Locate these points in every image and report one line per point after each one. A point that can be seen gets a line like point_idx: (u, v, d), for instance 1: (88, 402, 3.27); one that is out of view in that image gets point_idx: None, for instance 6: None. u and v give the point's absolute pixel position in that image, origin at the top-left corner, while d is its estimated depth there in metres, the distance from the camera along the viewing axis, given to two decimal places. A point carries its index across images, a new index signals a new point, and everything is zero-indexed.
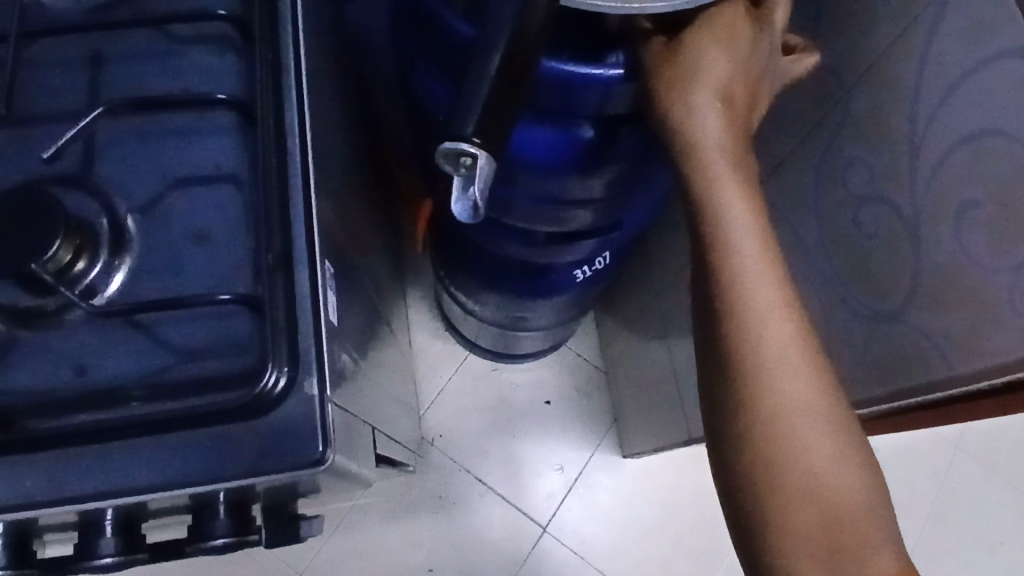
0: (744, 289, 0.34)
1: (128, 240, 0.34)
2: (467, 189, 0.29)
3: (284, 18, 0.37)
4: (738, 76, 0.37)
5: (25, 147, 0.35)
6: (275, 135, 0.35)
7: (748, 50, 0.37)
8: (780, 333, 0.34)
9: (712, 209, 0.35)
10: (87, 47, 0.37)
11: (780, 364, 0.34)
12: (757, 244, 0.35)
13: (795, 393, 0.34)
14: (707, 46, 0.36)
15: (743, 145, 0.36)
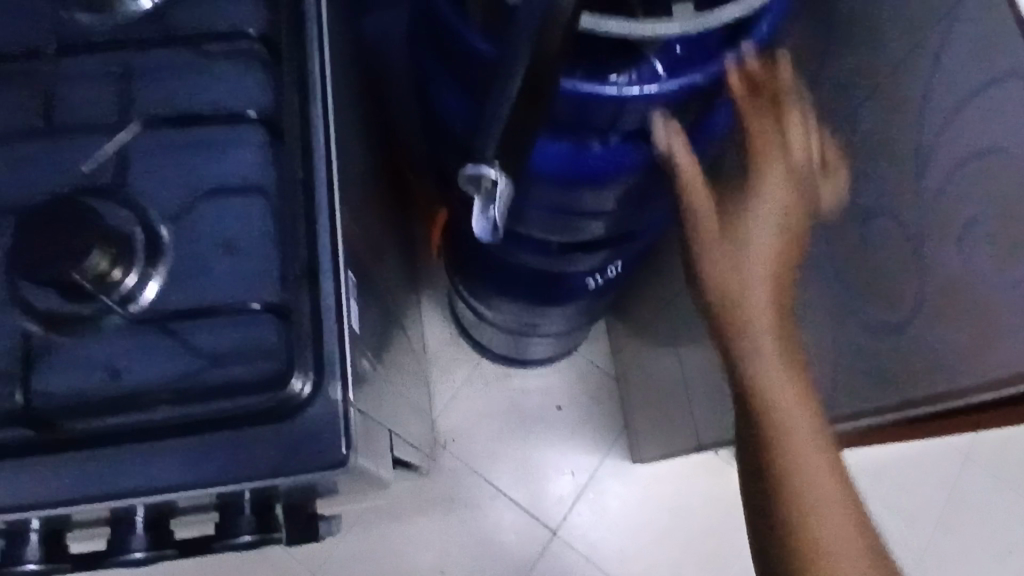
0: (780, 411, 0.38)
1: (163, 249, 0.36)
2: (488, 210, 0.41)
3: (311, 37, 0.39)
4: (784, 222, 0.42)
5: (62, 158, 0.37)
6: (301, 149, 0.37)
7: (789, 190, 0.42)
8: (813, 454, 0.38)
9: (753, 340, 0.40)
10: (121, 61, 0.39)
11: (814, 483, 0.37)
12: (790, 374, 0.39)
13: (827, 510, 0.37)
14: (759, 197, 0.42)
15: (784, 287, 0.41)
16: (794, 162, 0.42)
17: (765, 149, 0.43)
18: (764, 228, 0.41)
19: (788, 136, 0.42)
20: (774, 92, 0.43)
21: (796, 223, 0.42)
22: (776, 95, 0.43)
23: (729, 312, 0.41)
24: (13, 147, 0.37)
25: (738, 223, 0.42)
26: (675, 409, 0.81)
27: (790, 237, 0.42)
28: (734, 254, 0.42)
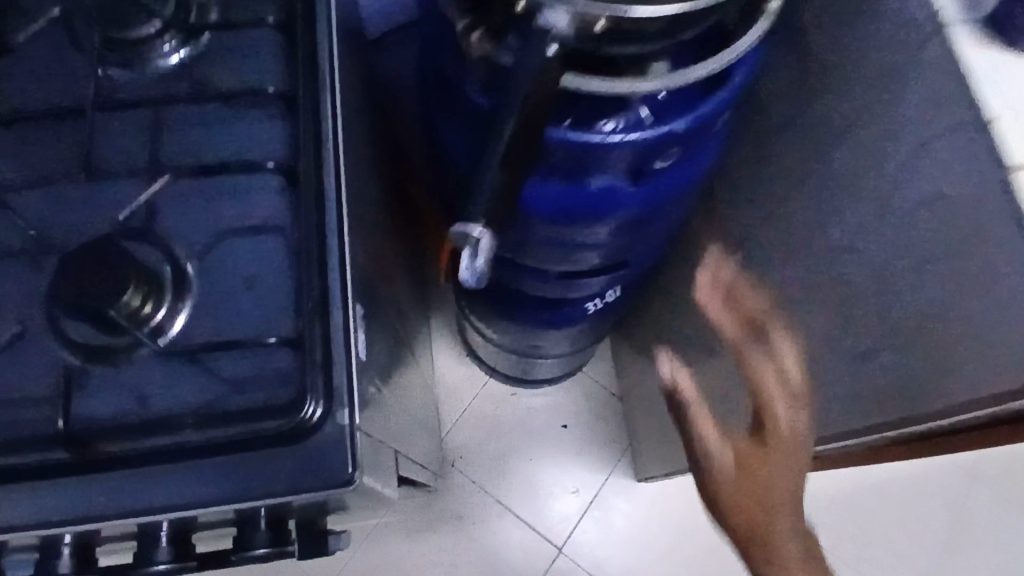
0: None
1: (188, 285, 0.39)
2: (473, 260, 0.36)
3: (323, 90, 0.43)
4: (793, 419, 0.46)
5: (97, 202, 0.41)
6: (314, 193, 0.41)
7: (786, 389, 0.47)
8: None
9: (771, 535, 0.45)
10: (152, 113, 0.43)
11: None
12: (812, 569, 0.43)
13: None
14: (769, 404, 0.46)
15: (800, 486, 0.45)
16: (778, 362, 0.48)
17: (755, 356, 0.48)
18: (783, 429, 0.45)
19: (775, 349, 0.49)
20: (761, 332, 0.50)
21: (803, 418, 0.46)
22: (756, 329, 0.50)
23: (744, 512, 0.46)
24: (54, 192, 0.41)
25: (755, 467, 0.46)
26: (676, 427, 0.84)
27: (805, 438, 0.45)
28: (750, 454, 0.46)
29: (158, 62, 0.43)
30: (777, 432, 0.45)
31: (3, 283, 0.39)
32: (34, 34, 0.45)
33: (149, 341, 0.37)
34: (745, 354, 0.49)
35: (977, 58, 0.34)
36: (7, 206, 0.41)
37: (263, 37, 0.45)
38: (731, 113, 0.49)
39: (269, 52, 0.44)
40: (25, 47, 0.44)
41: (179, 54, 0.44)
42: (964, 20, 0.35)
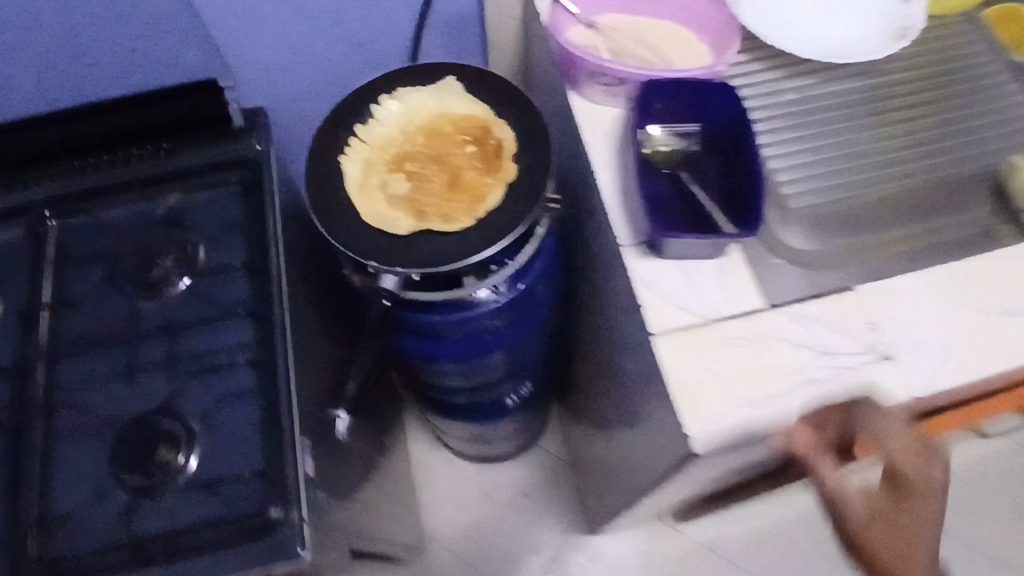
0: None
1: (198, 439, 0.61)
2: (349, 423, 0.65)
3: (275, 297, 0.66)
4: (905, 451, 0.46)
5: (138, 390, 0.64)
6: (271, 368, 0.63)
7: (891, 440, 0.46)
8: None
9: None
10: (168, 327, 0.67)
11: None
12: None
13: None
14: (876, 429, 0.47)
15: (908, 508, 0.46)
16: (875, 439, 0.47)
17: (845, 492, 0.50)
18: (924, 483, 0.45)
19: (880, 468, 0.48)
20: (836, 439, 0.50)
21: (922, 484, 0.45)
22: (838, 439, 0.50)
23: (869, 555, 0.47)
24: (109, 386, 0.64)
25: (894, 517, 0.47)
26: (608, 478, 1.04)
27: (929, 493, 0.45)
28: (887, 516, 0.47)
29: (172, 291, 0.68)
30: (883, 523, 0.47)
31: (82, 451, 0.62)
32: (90, 281, 0.69)
33: (177, 477, 0.60)
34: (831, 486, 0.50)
35: (639, 263, 0.54)
36: (80, 398, 0.64)
37: (236, 269, 0.68)
38: (555, 274, 0.71)
39: (240, 278, 0.68)
40: (84, 292, 0.68)
41: (186, 283, 0.68)
42: (632, 245, 0.55)
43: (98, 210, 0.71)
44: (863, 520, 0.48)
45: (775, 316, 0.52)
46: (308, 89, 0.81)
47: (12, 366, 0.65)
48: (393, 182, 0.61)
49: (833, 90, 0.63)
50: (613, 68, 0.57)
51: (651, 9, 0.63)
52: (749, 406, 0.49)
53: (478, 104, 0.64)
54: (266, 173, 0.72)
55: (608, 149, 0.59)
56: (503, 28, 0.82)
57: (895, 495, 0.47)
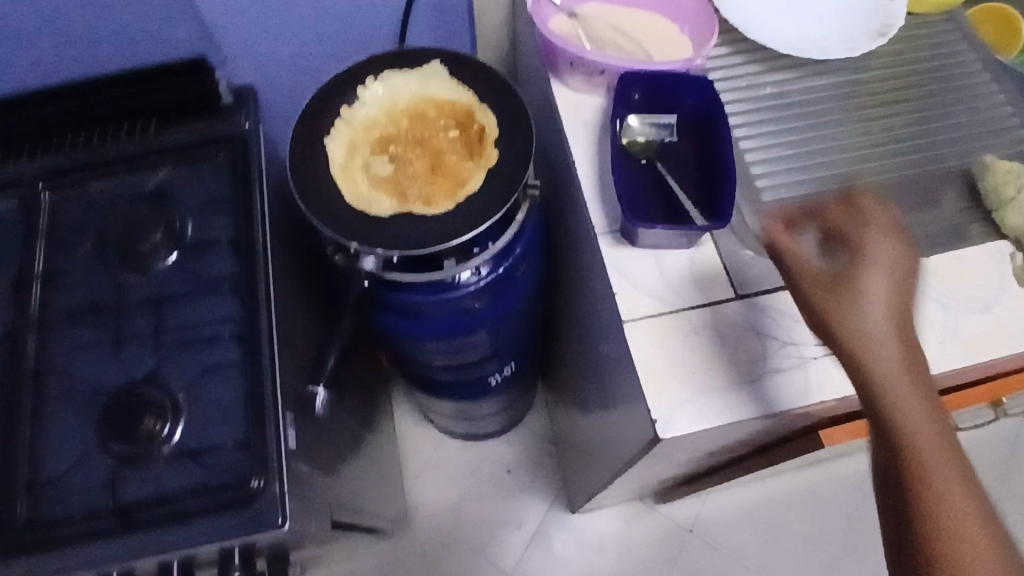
0: (897, 398, 0.47)
1: (182, 409, 0.63)
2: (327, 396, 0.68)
3: (260, 274, 0.67)
4: (889, 247, 0.52)
5: (124, 361, 0.66)
6: (254, 343, 0.65)
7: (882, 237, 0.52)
8: (931, 436, 0.46)
9: (880, 375, 0.48)
10: (155, 300, 0.68)
11: (938, 466, 0.46)
12: (912, 383, 0.48)
13: (938, 442, 0.46)
14: (862, 231, 0.53)
15: (901, 304, 0.50)
16: (879, 236, 0.52)
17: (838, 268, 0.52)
18: (889, 252, 0.51)
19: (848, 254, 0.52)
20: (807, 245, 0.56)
21: (900, 275, 0.51)
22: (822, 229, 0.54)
23: (859, 335, 0.48)
24: (96, 355, 0.66)
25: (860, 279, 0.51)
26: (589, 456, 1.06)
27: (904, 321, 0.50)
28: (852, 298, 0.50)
29: (159, 265, 0.69)
30: (855, 315, 0.49)
31: (69, 418, 0.63)
32: (78, 254, 0.70)
33: (162, 445, 0.61)
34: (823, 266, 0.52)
35: (614, 252, 0.56)
36: (67, 367, 0.65)
37: (222, 245, 0.70)
38: (536, 257, 0.72)
39: (227, 254, 0.69)
40: (73, 262, 0.70)
41: (172, 258, 0.69)
42: (606, 233, 0.57)
43: (88, 184, 0.72)
44: (845, 306, 0.50)
45: (744, 306, 0.54)
46: (296, 69, 0.81)
47: (1, 334, 0.67)
48: (377, 164, 0.63)
49: (811, 84, 0.65)
50: (591, 59, 0.58)
51: (635, 0, 0.64)
52: (713, 392, 0.51)
53: (462, 88, 0.65)
54: (253, 150, 0.73)
55: (587, 138, 0.60)
56: (493, 12, 0.82)
57: (858, 278, 0.50)
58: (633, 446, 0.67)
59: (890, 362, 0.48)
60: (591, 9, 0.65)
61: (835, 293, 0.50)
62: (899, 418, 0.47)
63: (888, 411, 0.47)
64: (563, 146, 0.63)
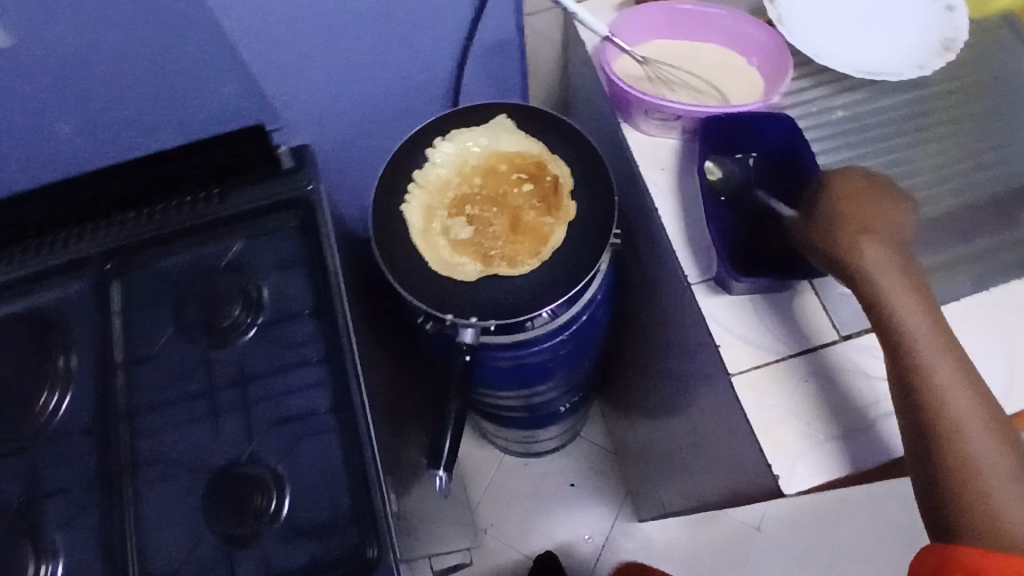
0: (911, 336, 0.48)
1: (284, 479, 0.64)
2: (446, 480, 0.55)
3: (343, 340, 0.67)
4: (876, 195, 0.53)
5: (220, 438, 0.66)
6: (347, 411, 0.65)
7: (865, 188, 0.53)
8: (945, 363, 0.47)
9: (887, 313, 0.49)
10: (240, 374, 0.68)
11: (954, 391, 0.47)
12: (924, 318, 0.48)
13: (956, 381, 0.47)
14: (850, 181, 0.53)
15: (899, 251, 0.51)
16: (867, 190, 0.53)
17: (830, 214, 0.52)
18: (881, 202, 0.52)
19: (829, 199, 0.53)
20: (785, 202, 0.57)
21: (888, 220, 0.52)
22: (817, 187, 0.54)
23: (862, 277, 0.50)
24: (190, 436, 0.66)
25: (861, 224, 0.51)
26: (658, 472, 1.07)
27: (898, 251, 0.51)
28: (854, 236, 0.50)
29: (243, 337, 0.69)
30: (862, 264, 0.50)
31: (173, 502, 0.63)
32: (159, 335, 0.69)
33: (275, 519, 0.62)
34: (819, 217, 0.52)
35: (710, 303, 0.56)
36: (164, 450, 0.65)
37: (304, 316, 0.69)
38: (609, 298, 0.72)
39: (308, 323, 0.69)
40: (154, 343, 0.69)
41: (256, 324, 0.69)
42: (700, 282, 0.56)
43: (159, 260, 0.71)
44: (857, 250, 0.50)
45: (849, 348, 0.54)
46: (350, 125, 0.81)
47: (97, 423, 0.66)
48: (455, 226, 0.62)
49: (881, 104, 0.64)
50: (668, 106, 0.57)
51: (701, 36, 0.64)
52: (829, 442, 0.51)
53: (531, 140, 0.65)
54: (319, 213, 0.72)
55: (668, 184, 0.60)
56: (542, 49, 0.81)
57: (857, 225, 0.51)
58: (726, 481, 0.67)
59: (907, 308, 0.48)
60: (657, 50, 0.64)
61: (841, 241, 0.50)
62: (923, 362, 0.47)
63: (910, 355, 0.48)
64: (642, 193, 0.62)
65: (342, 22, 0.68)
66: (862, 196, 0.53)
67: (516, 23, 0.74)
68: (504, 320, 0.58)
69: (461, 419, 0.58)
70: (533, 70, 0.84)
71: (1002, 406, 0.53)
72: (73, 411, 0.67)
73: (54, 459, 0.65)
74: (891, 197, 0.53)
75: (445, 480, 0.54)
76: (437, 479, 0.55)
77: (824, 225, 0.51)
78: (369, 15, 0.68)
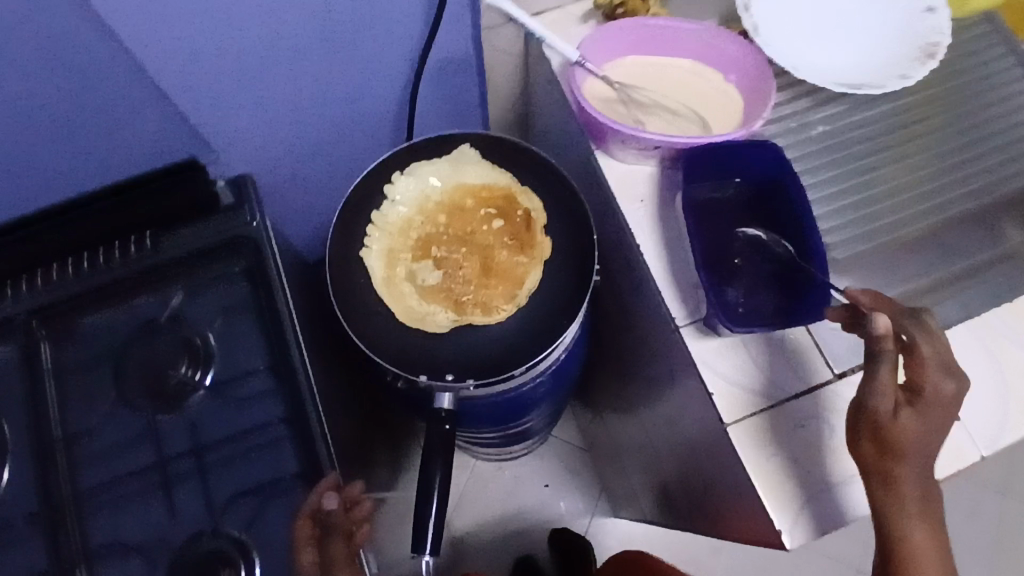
0: (898, 505, 0.46)
1: (250, 548, 0.58)
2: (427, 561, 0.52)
3: (305, 394, 0.61)
4: (936, 375, 0.46)
5: (176, 512, 0.59)
6: (315, 474, 0.59)
7: (928, 365, 0.46)
8: (920, 535, 0.47)
9: (882, 479, 0.46)
10: (192, 440, 0.61)
11: (924, 561, 0.47)
12: (917, 489, 0.46)
13: (928, 554, 0.47)
14: (917, 352, 0.47)
15: (931, 434, 0.46)
16: (928, 366, 0.46)
17: (898, 432, 0.45)
18: (941, 383, 0.46)
19: (913, 413, 0.46)
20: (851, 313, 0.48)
21: (941, 404, 0.46)
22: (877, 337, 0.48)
23: (877, 451, 0.46)
24: (142, 514, 0.59)
25: (902, 405, 0.46)
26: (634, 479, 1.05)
27: (930, 432, 0.46)
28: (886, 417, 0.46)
29: (194, 397, 0.62)
30: (890, 482, 0.46)
31: None
32: (100, 400, 0.62)
33: None
34: (880, 423, 0.46)
35: (701, 347, 0.52)
36: (113, 533, 0.58)
37: (259, 372, 0.62)
38: (586, 327, 0.68)
39: (265, 379, 0.62)
40: (92, 413, 0.61)
41: (206, 383, 0.62)
42: (688, 325, 0.53)
43: (91, 318, 0.64)
44: (881, 428, 0.46)
45: (846, 388, 0.51)
46: (296, 150, 0.74)
47: (37, 507, 0.59)
48: (421, 271, 0.57)
49: (858, 117, 0.62)
50: (645, 138, 0.53)
51: (673, 54, 0.60)
52: (830, 491, 0.49)
53: (497, 172, 0.60)
54: (267, 253, 0.65)
55: (647, 217, 0.56)
56: (501, 63, 0.76)
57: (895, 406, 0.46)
58: (713, 514, 0.65)
59: (915, 526, 0.46)
60: (628, 70, 0.59)
61: (886, 457, 0.46)
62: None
63: (892, 519, 0.47)
64: (619, 225, 0.58)
65: (283, 50, 0.61)
66: (920, 374, 0.46)
67: (474, 38, 0.68)
68: (482, 380, 0.54)
69: (443, 487, 0.53)
70: (492, 84, 0.79)
71: (998, 438, 0.51)
72: (8, 498, 0.59)
73: None
74: (956, 382, 0.46)
75: (431, 563, 0.51)
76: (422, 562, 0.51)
77: (878, 432, 0.46)
78: (313, 40, 0.61)
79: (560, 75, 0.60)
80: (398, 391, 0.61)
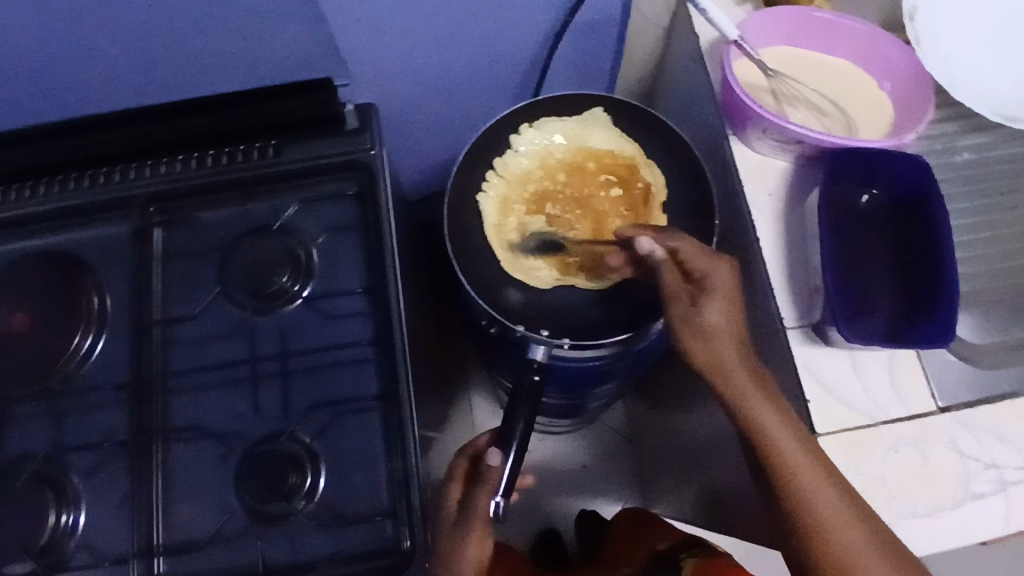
0: (744, 395, 0.48)
1: (318, 455, 0.60)
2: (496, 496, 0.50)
3: (394, 322, 0.62)
4: (699, 259, 0.50)
5: (255, 410, 0.61)
6: (393, 403, 0.60)
7: (693, 255, 0.51)
8: (775, 419, 0.48)
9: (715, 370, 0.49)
10: (280, 345, 0.63)
11: (790, 449, 0.47)
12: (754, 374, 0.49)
13: (792, 443, 0.47)
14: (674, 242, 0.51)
15: (738, 319, 0.49)
16: (692, 258, 0.50)
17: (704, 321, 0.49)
18: (715, 271, 0.50)
19: (704, 303, 0.49)
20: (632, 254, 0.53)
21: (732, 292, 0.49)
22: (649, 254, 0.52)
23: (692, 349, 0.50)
24: (224, 406, 0.62)
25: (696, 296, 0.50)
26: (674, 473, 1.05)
27: (736, 319, 0.49)
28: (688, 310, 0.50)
29: (290, 306, 0.64)
30: (721, 369, 0.49)
31: (200, 471, 0.59)
32: (201, 292, 0.64)
33: (303, 502, 0.58)
34: (687, 319, 0.49)
35: (807, 353, 0.51)
36: (195, 417, 0.61)
37: (355, 293, 0.64)
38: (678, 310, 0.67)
39: (361, 300, 0.64)
40: (191, 301, 0.64)
41: (304, 294, 0.64)
42: (796, 327, 0.52)
43: (204, 213, 0.66)
44: (686, 326, 0.50)
45: (947, 422, 0.50)
46: (422, 85, 0.75)
47: (128, 380, 0.62)
48: (533, 226, 0.58)
49: (1008, 151, 0.59)
50: (790, 130, 0.52)
51: (829, 51, 0.58)
52: (912, 519, 0.48)
53: (625, 139, 0.60)
54: (381, 180, 0.66)
55: (772, 211, 0.55)
56: (640, 34, 0.75)
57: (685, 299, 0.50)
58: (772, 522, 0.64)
59: (762, 411, 0.48)
60: (779, 59, 0.58)
61: (707, 350, 0.49)
62: (796, 483, 0.47)
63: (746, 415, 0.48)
64: (741, 215, 0.57)
65: None
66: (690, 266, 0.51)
67: (623, 3, 0.67)
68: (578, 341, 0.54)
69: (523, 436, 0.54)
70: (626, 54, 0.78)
71: None
72: (104, 366, 0.62)
73: (75, 416, 0.61)
74: (717, 270, 0.50)
75: (502, 504, 0.50)
76: (493, 502, 0.50)
77: (691, 329, 0.49)
78: None
79: (708, 52, 0.59)
80: (488, 336, 0.62)
